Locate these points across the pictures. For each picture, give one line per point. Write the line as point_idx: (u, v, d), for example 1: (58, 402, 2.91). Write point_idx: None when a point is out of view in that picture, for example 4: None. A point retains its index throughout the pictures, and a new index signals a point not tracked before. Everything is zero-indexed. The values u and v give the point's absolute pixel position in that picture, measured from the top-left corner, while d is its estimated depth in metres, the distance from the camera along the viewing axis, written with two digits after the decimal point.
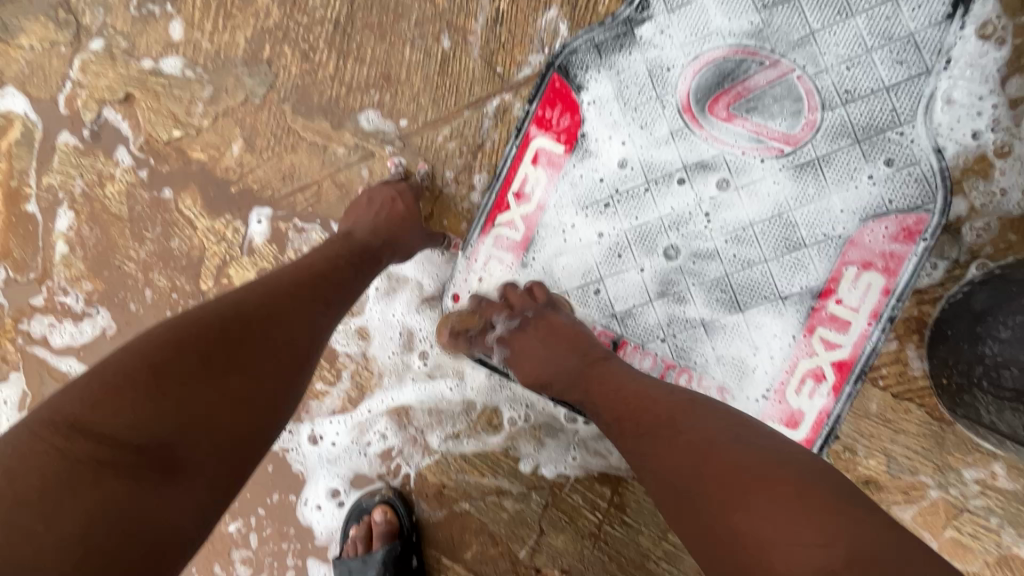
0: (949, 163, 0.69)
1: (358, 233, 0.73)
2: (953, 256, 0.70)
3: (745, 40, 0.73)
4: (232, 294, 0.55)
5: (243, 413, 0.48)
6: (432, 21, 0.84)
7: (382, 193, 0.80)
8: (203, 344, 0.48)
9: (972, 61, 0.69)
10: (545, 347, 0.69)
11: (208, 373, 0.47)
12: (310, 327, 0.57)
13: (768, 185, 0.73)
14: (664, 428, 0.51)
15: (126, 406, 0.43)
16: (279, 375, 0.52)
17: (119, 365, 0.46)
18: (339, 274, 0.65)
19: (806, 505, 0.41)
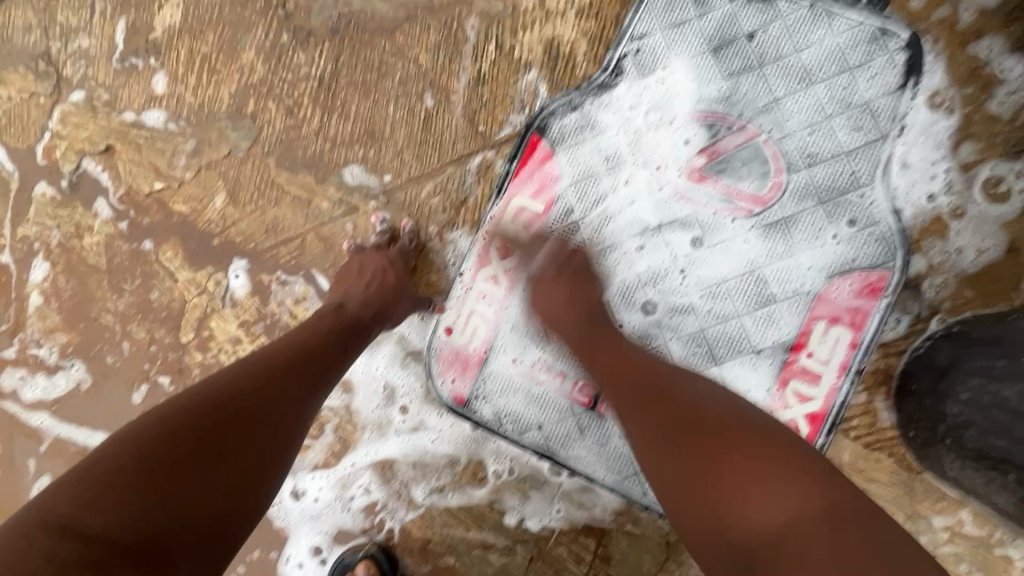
0: (906, 223, 0.73)
1: (349, 304, 0.74)
2: (915, 311, 0.73)
3: (713, 105, 0.77)
4: (223, 377, 0.56)
5: (232, 498, 0.50)
6: (415, 80, 0.87)
7: (376, 257, 0.81)
8: (195, 436, 0.50)
9: (925, 128, 0.73)
10: (566, 298, 0.72)
11: (201, 464, 0.49)
12: (298, 410, 0.58)
13: (740, 243, 0.76)
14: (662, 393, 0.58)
15: (115, 505, 0.45)
16: (269, 456, 0.54)
17: (112, 461, 0.47)
18: (331, 351, 0.67)
19: (781, 465, 0.48)
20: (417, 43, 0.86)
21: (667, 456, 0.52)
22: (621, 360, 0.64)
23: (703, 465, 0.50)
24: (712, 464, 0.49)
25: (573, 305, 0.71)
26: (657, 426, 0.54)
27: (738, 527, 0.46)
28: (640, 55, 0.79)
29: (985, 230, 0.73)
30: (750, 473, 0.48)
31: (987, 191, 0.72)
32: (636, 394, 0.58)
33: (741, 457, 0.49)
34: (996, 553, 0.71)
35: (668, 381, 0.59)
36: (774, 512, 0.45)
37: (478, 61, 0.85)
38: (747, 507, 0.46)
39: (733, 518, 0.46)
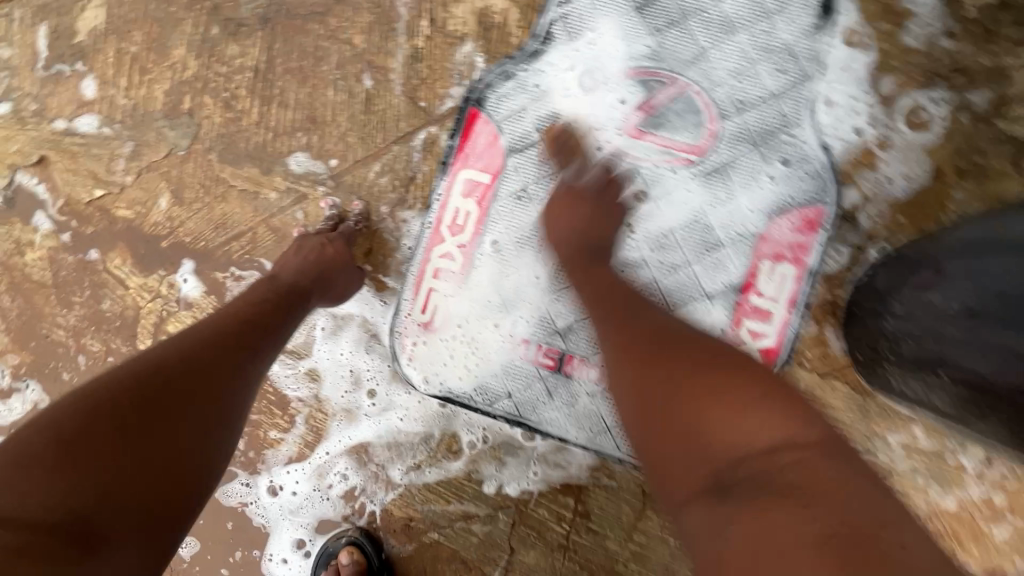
0: (836, 158, 0.77)
1: (285, 275, 0.74)
2: (853, 241, 0.77)
3: (643, 62, 0.79)
4: (148, 354, 0.55)
5: (164, 470, 0.50)
6: (352, 62, 0.86)
7: (317, 235, 0.80)
8: (121, 413, 0.50)
9: (844, 65, 0.77)
10: (583, 219, 0.74)
11: (125, 440, 0.49)
12: (231, 378, 0.58)
13: (682, 193, 0.79)
14: (665, 330, 0.57)
15: (31, 486, 0.45)
16: (203, 428, 0.53)
17: (31, 445, 0.47)
18: (266, 321, 0.66)
19: (780, 410, 0.46)
20: (350, 24, 0.86)
21: (650, 382, 0.51)
22: (655, 327, 0.58)
23: (691, 389, 0.48)
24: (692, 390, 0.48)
25: (559, 242, 0.74)
26: (638, 355, 0.54)
27: (720, 445, 0.45)
28: (567, 20, 0.81)
29: (911, 158, 0.76)
30: (733, 403, 0.46)
31: (908, 121, 0.76)
32: (626, 326, 0.59)
33: (731, 389, 0.48)
34: (950, 462, 0.74)
35: (677, 323, 0.58)
36: (744, 439, 0.44)
37: (412, 37, 0.85)
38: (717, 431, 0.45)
39: (713, 442, 0.45)
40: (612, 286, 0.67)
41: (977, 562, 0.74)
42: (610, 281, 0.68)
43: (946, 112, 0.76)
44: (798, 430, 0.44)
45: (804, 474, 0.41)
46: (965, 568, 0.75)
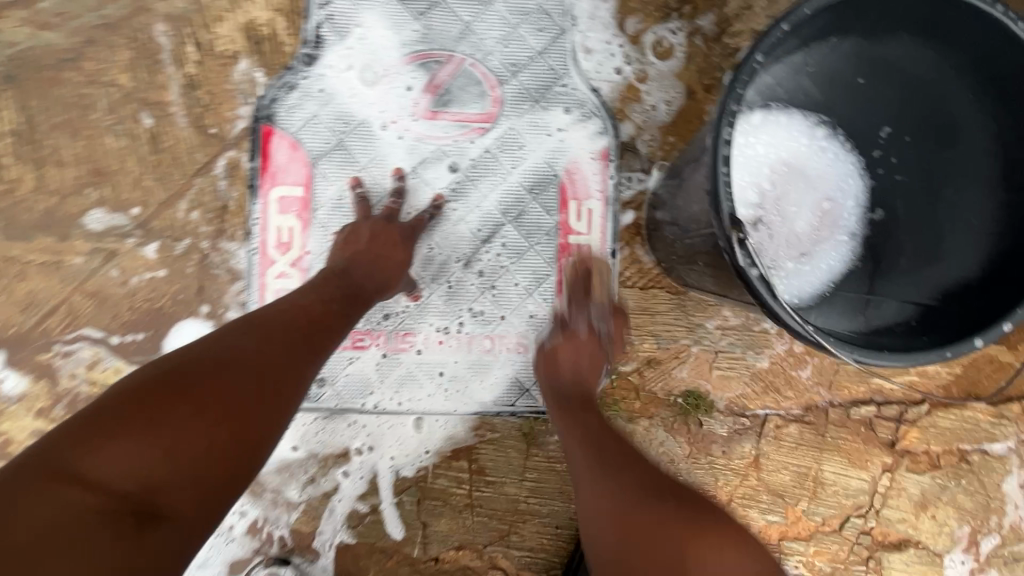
0: (606, 97, 0.86)
1: (357, 270, 0.71)
2: (639, 167, 0.87)
3: (417, 46, 0.84)
4: (230, 337, 0.55)
5: (228, 461, 0.48)
6: (123, 103, 0.82)
7: (378, 223, 0.77)
8: (202, 391, 0.49)
9: (591, 15, 0.86)
10: (587, 360, 0.77)
11: (203, 424, 0.47)
12: (297, 375, 0.56)
13: (488, 159, 0.86)
14: (626, 451, 0.63)
15: (124, 453, 0.44)
16: (269, 429, 0.52)
17: (117, 404, 0.47)
18: (334, 312, 0.65)
19: (711, 530, 0.53)
20: (109, 65, 0.82)
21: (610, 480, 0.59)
22: (581, 396, 0.73)
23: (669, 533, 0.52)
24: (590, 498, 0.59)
25: (552, 392, 0.76)
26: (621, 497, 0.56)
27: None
28: (333, 21, 0.83)
29: (666, 85, 0.87)
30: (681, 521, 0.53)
31: (656, 54, 0.86)
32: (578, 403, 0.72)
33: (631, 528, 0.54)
34: (756, 329, 0.89)
35: (633, 458, 0.62)
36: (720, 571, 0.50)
37: (182, 66, 0.82)
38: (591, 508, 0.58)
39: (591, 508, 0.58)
40: (595, 427, 0.67)
41: (795, 402, 0.90)
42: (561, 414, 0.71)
43: (683, 40, 0.87)
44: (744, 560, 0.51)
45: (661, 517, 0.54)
46: (788, 410, 0.90)
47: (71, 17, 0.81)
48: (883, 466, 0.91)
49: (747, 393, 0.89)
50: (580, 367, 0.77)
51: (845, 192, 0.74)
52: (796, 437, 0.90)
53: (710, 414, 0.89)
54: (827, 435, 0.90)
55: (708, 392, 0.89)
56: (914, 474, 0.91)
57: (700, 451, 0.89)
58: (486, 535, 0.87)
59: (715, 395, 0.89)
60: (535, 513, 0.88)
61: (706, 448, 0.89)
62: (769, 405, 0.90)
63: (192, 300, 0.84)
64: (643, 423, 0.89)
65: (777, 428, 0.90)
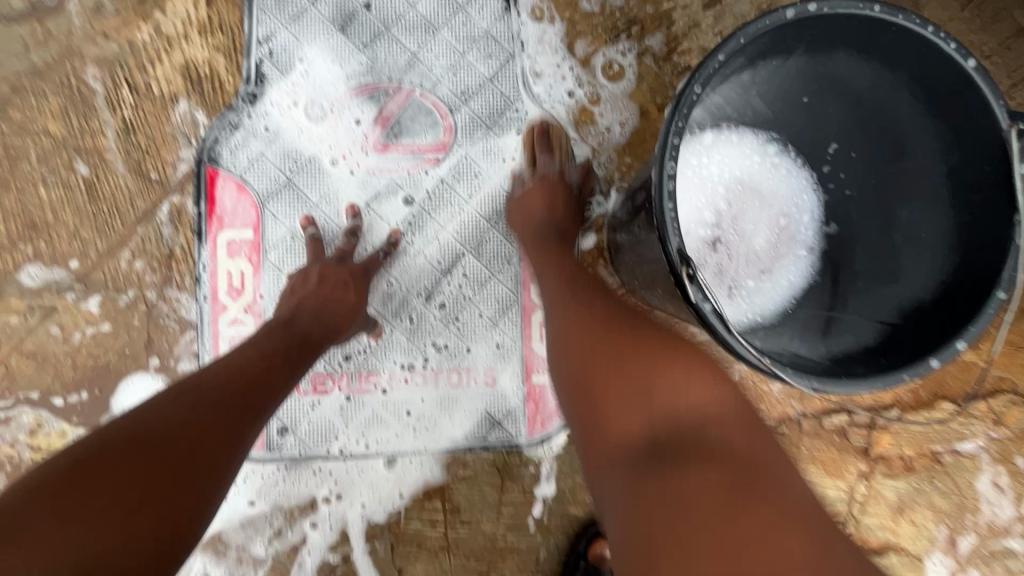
0: (560, 121, 0.85)
1: (301, 317, 0.68)
2: (597, 189, 0.86)
3: (364, 79, 0.82)
4: (155, 408, 0.53)
5: (151, 548, 0.45)
6: (56, 152, 0.78)
7: (327, 265, 0.75)
8: (119, 478, 0.46)
9: (539, 39, 0.85)
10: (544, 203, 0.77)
11: (121, 516, 0.45)
12: (229, 444, 0.53)
13: (444, 190, 0.84)
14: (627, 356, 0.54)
15: (24, 563, 0.41)
16: (197, 506, 0.49)
17: (25, 502, 0.45)
18: (273, 366, 0.62)
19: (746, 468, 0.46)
20: (39, 113, 0.78)
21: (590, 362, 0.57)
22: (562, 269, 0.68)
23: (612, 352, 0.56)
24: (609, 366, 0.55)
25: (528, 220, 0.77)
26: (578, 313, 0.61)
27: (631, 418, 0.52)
28: (274, 57, 0.81)
29: (619, 106, 0.86)
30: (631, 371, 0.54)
31: (607, 75, 0.86)
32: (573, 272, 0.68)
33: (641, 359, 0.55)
34: None
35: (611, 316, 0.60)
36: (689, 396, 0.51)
37: (117, 110, 0.79)
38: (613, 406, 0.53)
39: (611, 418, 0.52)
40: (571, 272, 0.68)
41: (768, 415, 0.90)
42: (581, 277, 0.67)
43: (633, 60, 0.87)
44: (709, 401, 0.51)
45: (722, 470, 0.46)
46: None
47: None
48: (859, 473, 0.91)
49: None
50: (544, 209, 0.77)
51: (800, 207, 0.74)
52: None
53: None
54: (802, 447, 0.90)
55: None
56: (890, 479, 0.91)
57: None
58: None
59: None
60: (513, 549, 0.85)
61: None
62: None
63: (140, 353, 0.80)
64: None
65: None
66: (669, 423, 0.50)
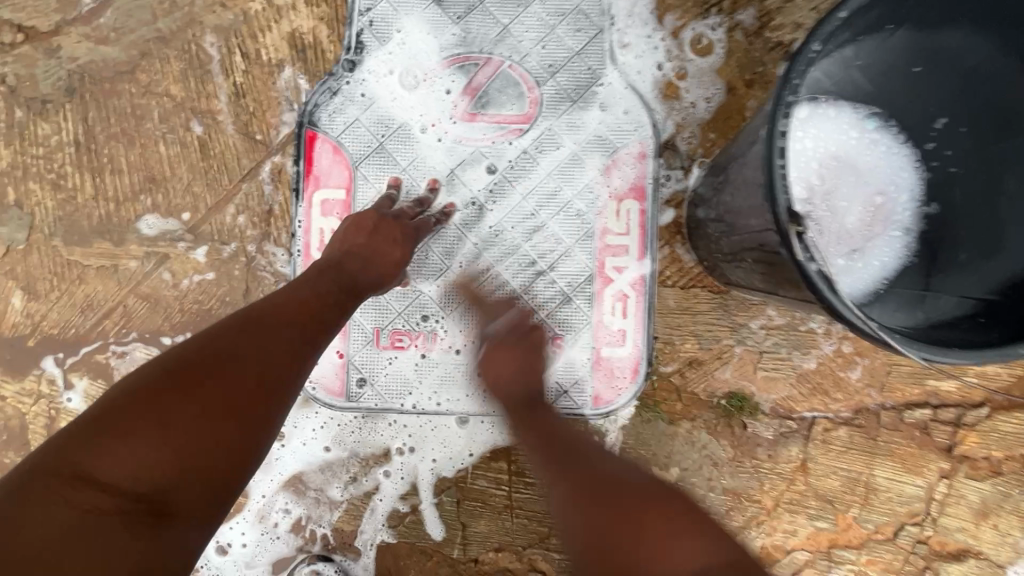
0: (645, 95, 0.86)
1: (353, 261, 0.71)
2: (679, 164, 0.86)
3: (456, 50, 0.85)
4: (225, 330, 0.57)
5: (234, 455, 0.51)
6: (175, 113, 0.85)
7: (384, 218, 0.76)
8: (201, 391, 0.51)
9: (629, 13, 0.86)
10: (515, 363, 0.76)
11: (208, 424, 0.50)
12: (293, 368, 0.58)
13: (526, 160, 0.86)
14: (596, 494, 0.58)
15: (132, 456, 0.47)
16: (269, 423, 0.54)
17: (121, 405, 0.49)
18: (330, 305, 0.66)
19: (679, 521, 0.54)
20: (162, 76, 0.85)
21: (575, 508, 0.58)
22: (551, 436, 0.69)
23: (618, 515, 0.55)
24: (621, 517, 0.54)
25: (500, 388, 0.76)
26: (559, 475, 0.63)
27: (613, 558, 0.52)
28: (374, 27, 0.85)
29: (706, 81, 0.86)
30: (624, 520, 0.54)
31: (696, 50, 0.86)
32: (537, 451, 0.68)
33: (660, 514, 0.54)
34: (802, 329, 0.86)
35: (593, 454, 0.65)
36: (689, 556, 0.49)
37: (230, 75, 0.85)
38: (672, 552, 0.49)
39: (630, 559, 0.51)
40: (548, 435, 0.69)
41: (844, 404, 0.87)
42: (561, 432, 0.69)
43: (723, 35, 0.86)
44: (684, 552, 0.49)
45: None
46: (837, 413, 0.87)
47: (127, 31, 0.85)
48: (940, 473, 0.87)
49: (793, 395, 0.87)
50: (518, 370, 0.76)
51: (899, 185, 0.72)
52: (845, 440, 0.87)
53: (755, 416, 0.87)
54: (879, 439, 0.87)
55: (753, 393, 0.87)
56: (973, 481, 0.87)
57: (745, 454, 0.87)
58: (525, 537, 0.87)
59: (760, 397, 0.87)
60: None
61: (751, 451, 0.87)
62: (817, 407, 0.87)
63: (239, 302, 0.86)
64: (685, 426, 0.87)
65: (825, 431, 0.87)
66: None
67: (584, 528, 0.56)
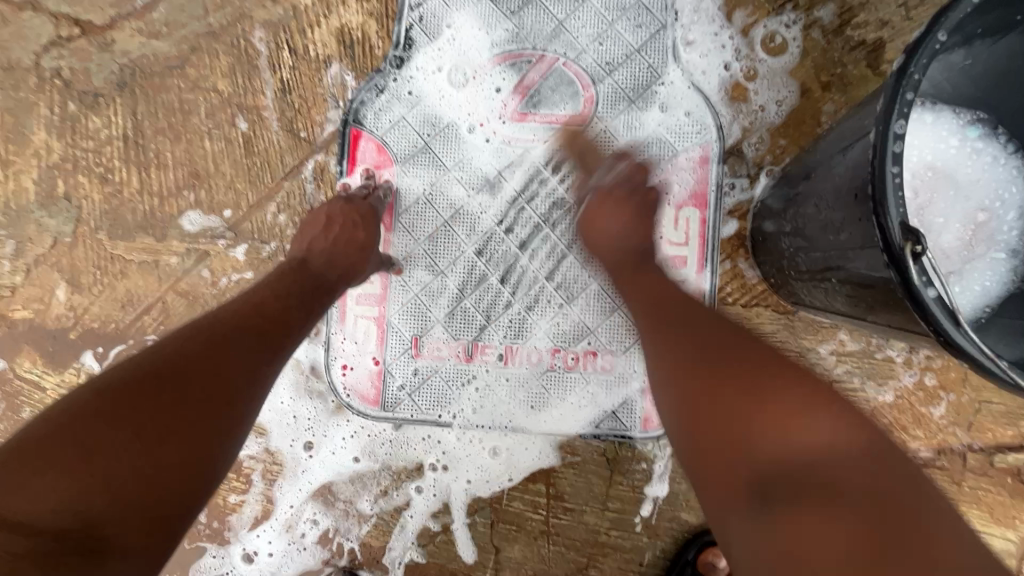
0: (710, 96, 0.80)
1: (314, 262, 0.69)
2: (745, 172, 0.79)
3: (508, 46, 0.81)
4: (162, 348, 0.53)
5: (182, 477, 0.47)
6: (221, 108, 0.84)
7: (338, 206, 0.75)
8: (138, 412, 0.47)
9: (694, 9, 0.80)
10: (625, 216, 0.72)
11: (143, 447, 0.46)
12: (246, 380, 0.54)
13: (578, 163, 0.81)
14: (766, 382, 0.50)
15: (54, 488, 0.42)
16: (221, 438, 0.50)
17: (39, 439, 0.45)
18: (291, 313, 0.63)
19: (817, 402, 0.48)
20: (211, 71, 0.84)
21: (672, 383, 0.55)
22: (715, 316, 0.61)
23: (751, 404, 0.49)
24: (718, 392, 0.51)
25: (600, 248, 0.73)
26: (671, 355, 0.57)
27: (771, 450, 0.46)
28: (424, 22, 0.82)
29: (778, 83, 0.79)
30: (788, 422, 0.46)
31: (767, 49, 0.79)
32: (677, 315, 0.62)
33: (831, 436, 0.45)
34: (878, 357, 0.78)
35: (730, 338, 0.57)
36: (829, 439, 0.45)
37: (277, 70, 0.83)
38: (755, 426, 0.47)
39: (758, 447, 0.46)
40: (655, 293, 0.66)
41: (925, 443, 0.78)
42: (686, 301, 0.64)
43: (798, 33, 0.79)
44: (851, 434, 0.45)
45: (874, 475, 0.42)
46: (916, 452, 0.78)
47: (178, 26, 0.84)
48: None
49: None
50: (627, 229, 0.72)
51: (1005, 201, 0.63)
52: None
53: None
54: (964, 485, 0.78)
55: None
56: None
57: None
58: (562, 567, 0.81)
59: None
60: (616, 547, 0.80)
61: None
62: (892, 444, 0.78)
63: None
64: None
65: None
66: (775, 466, 0.45)
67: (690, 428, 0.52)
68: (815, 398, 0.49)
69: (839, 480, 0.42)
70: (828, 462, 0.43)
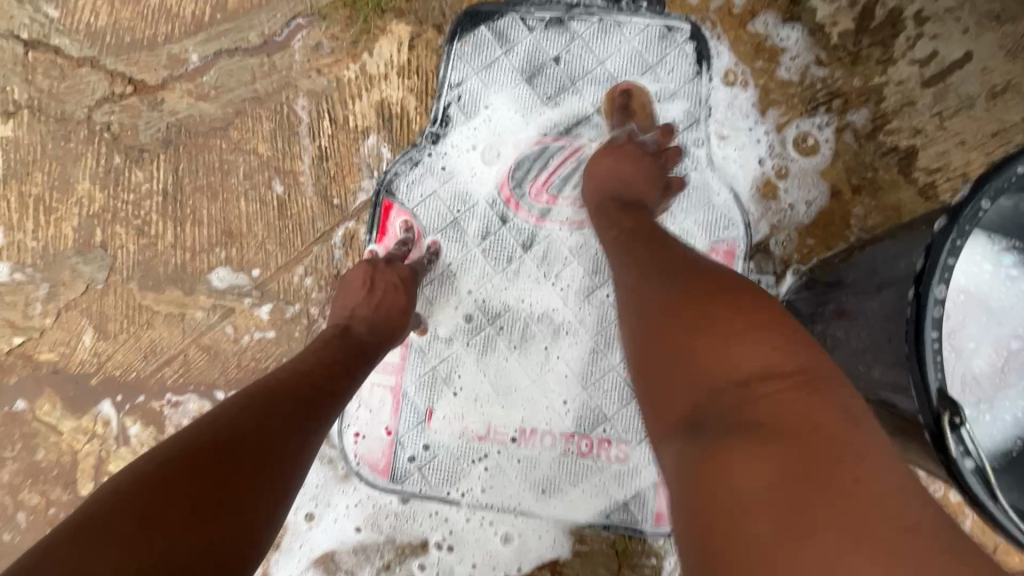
0: (740, 192, 0.80)
1: (356, 328, 0.70)
2: (771, 269, 0.79)
3: (542, 131, 0.83)
4: (221, 415, 0.52)
5: (233, 549, 0.45)
6: (260, 170, 0.86)
7: (375, 271, 0.76)
8: (198, 481, 0.46)
9: (728, 106, 0.81)
10: (631, 165, 0.73)
11: (201, 518, 0.44)
12: (297, 449, 0.53)
13: (604, 250, 0.81)
14: (707, 305, 0.47)
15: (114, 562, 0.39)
16: (270, 507, 0.49)
17: (104, 511, 0.43)
18: (336, 378, 0.63)
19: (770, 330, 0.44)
20: (253, 135, 0.87)
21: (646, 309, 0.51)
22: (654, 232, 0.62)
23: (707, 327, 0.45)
24: (701, 315, 0.46)
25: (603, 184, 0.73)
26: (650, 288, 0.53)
27: (714, 381, 0.43)
28: (462, 101, 0.84)
29: (808, 184, 0.79)
30: (726, 328, 0.44)
31: (799, 149, 0.80)
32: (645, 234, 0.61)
33: (750, 315, 0.45)
34: None
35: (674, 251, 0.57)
36: (757, 363, 0.42)
37: (316, 138, 0.86)
38: (732, 355, 0.43)
39: (715, 365, 0.44)
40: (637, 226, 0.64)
41: None
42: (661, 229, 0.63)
43: (830, 135, 0.80)
44: (781, 361, 0.42)
45: (799, 411, 0.39)
46: None
47: (226, 90, 0.87)
48: None
49: None
50: (626, 174, 0.73)
51: None
52: None
53: None
54: None
55: None
56: None
57: None
58: None
59: None
60: None
61: None
62: None
63: None
64: None
65: None
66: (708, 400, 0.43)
67: (654, 359, 0.48)
68: (766, 318, 0.45)
69: (765, 422, 0.40)
70: (744, 396, 0.41)
